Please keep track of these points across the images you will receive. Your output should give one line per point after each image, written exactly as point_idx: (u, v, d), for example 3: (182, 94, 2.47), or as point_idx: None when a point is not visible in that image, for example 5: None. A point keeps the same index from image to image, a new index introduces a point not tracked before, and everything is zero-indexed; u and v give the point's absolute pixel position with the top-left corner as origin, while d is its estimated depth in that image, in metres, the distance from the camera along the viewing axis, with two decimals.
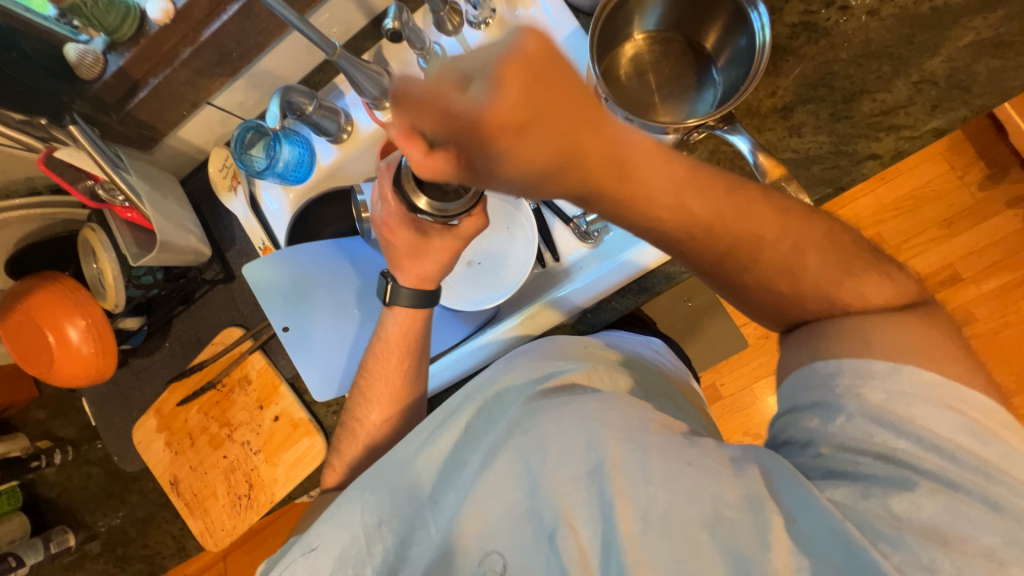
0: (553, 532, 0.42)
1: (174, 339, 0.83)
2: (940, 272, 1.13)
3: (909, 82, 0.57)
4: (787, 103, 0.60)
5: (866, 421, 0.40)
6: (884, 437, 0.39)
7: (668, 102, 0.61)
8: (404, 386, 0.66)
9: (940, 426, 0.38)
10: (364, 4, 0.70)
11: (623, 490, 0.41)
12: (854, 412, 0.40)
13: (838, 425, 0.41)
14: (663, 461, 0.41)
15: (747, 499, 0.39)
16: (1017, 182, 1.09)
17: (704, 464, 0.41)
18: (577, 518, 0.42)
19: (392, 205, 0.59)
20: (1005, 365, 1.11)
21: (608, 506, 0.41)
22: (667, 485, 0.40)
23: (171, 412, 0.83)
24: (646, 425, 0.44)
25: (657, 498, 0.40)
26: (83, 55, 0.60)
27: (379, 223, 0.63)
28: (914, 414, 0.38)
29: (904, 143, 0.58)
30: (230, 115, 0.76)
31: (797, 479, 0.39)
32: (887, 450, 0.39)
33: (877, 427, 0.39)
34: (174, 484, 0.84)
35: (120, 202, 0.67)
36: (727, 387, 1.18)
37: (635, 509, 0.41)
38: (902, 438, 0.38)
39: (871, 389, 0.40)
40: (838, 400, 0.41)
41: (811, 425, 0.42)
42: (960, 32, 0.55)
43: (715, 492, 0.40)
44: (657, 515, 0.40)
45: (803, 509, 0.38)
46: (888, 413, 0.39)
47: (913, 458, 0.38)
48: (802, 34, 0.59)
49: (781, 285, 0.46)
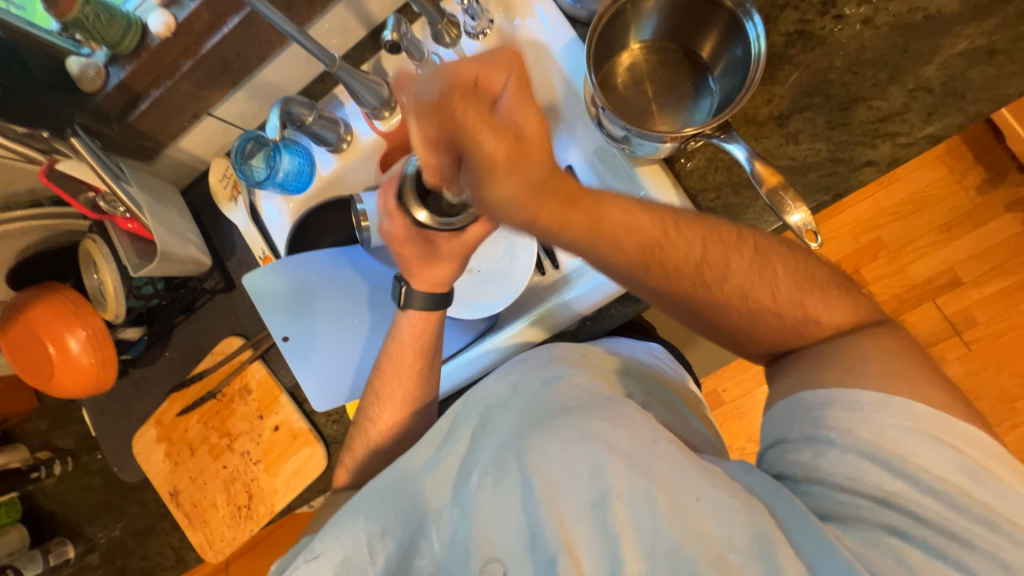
0: (553, 559, 0.41)
1: (174, 349, 0.83)
2: (940, 276, 1.12)
3: (904, 89, 0.57)
4: (784, 111, 0.60)
5: (857, 457, 0.42)
6: (878, 476, 0.41)
7: (665, 111, 0.61)
8: (418, 386, 0.65)
9: (932, 463, 0.40)
10: (363, 15, 0.71)
11: (626, 519, 0.41)
12: (845, 447, 0.42)
13: (829, 460, 0.43)
14: (670, 495, 0.41)
15: (755, 542, 0.38)
16: (1015, 186, 1.09)
17: (714, 501, 0.40)
18: (579, 547, 0.41)
19: (397, 219, 0.58)
20: (1007, 369, 1.11)
21: (611, 538, 0.41)
22: (674, 521, 0.40)
23: (171, 422, 0.83)
24: (657, 451, 0.43)
25: (663, 533, 0.40)
26: (85, 68, 0.61)
27: (387, 237, 0.62)
28: (908, 452, 0.40)
29: (901, 150, 0.58)
30: (231, 126, 0.77)
31: (811, 520, 0.40)
32: (884, 493, 0.40)
33: (871, 465, 0.41)
34: (173, 495, 0.84)
35: (121, 213, 0.67)
36: (729, 393, 1.18)
37: (638, 543, 0.40)
38: (899, 480, 0.40)
39: (863, 423, 0.42)
40: (830, 436, 0.43)
41: (804, 457, 0.44)
42: (954, 40, 0.56)
43: (724, 535, 0.39)
44: (661, 552, 0.40)
45: (821, 553, 0.38)
46: (881, 452, 0.41)
47: (907, 500, 0.39)
48: (798, 43, 0.60)
49: (755, 310, 0.47)
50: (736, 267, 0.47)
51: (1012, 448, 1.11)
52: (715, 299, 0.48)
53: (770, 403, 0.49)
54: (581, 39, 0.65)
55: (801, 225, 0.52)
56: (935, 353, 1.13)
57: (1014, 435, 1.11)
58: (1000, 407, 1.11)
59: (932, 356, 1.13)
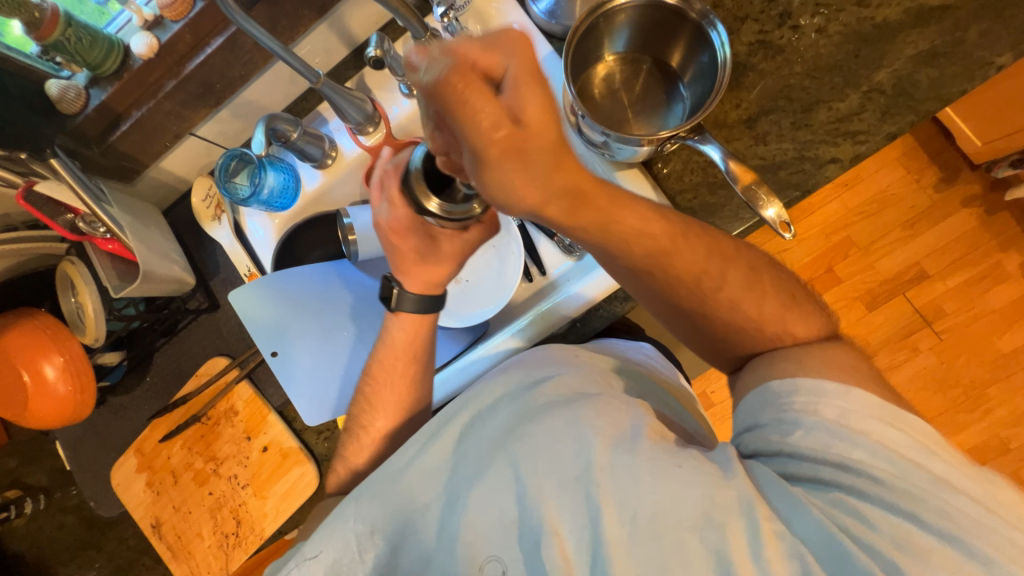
0: (539, 539, 0.42)
1: (155, 373, 0.81)
2: (907, 270, 1.18)
3: (859, 92, 0.62)
4: (752, 115, 0.64)
5: (823, 433, 0.42)
6: (841, 448, 0.41)
7: (640, 117, 0.65)
8: (404, 395, 0.65)
9: (890, 442, 0.41)
10: (345, 35, 0.73)
11: (610, 494, 0.42)
12: (812, 427, 0.43)
13: (799, 439, 0.43)
14: (652, 465, 0.42)
15: (738, 502, 0.40)
16: (969, 184, 1.17)
17: (695, 467, 0.42)
18: (563, 524, 0.42)
19: (403, 210, 0.57)
20: (976, 356, 1.16)
21: (595, 511, 0.42)
22: (655, 487, 0.41)
23: (152, 450, 0.80)
24: (639, 432, 0.45)
25: (645, 502, 0.41)
26: (66, 90, 0.60)
27: (384, 227, 0.59)
28: (866, 428, 0.42)
29: (860, 147, 0.62)
30: (214, 145, 0.77)
31: (783, 485, 0.41)
32: (845, 460, 0.41)
33: (835, 439, 0.42)
34: (155, 527, 0.80)
35: (101, 234, 0.66)
36: (718, 394, 1.20)
37: (621, 512, 0.41)
38: (858, 449, 0.41)
39: (825, 406, 0.43)
40: (796, 417, 0.44)
41: (773, 436, 0.45)
42: (900, 46, 0.61)
43: (706, 495, 0.40)
44: (644, 519, 0.41)
45: (795, 513, 0.40)
46: (844, 429, 0.42)
47: (865, 465, 0.40)
48: (759, 52, 0.64)
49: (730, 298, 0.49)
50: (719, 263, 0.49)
51: (988, 434, 1.15)
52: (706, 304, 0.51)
53: (737, 401, 0.50)
54: (557, 54, 0.68)
55: (776, 218, 0.55)
56: (909, 344, 1.18)
57: (990, 419, 1.15)
58: (973, 393, 1.16)
59: (906, 348, 1.18)
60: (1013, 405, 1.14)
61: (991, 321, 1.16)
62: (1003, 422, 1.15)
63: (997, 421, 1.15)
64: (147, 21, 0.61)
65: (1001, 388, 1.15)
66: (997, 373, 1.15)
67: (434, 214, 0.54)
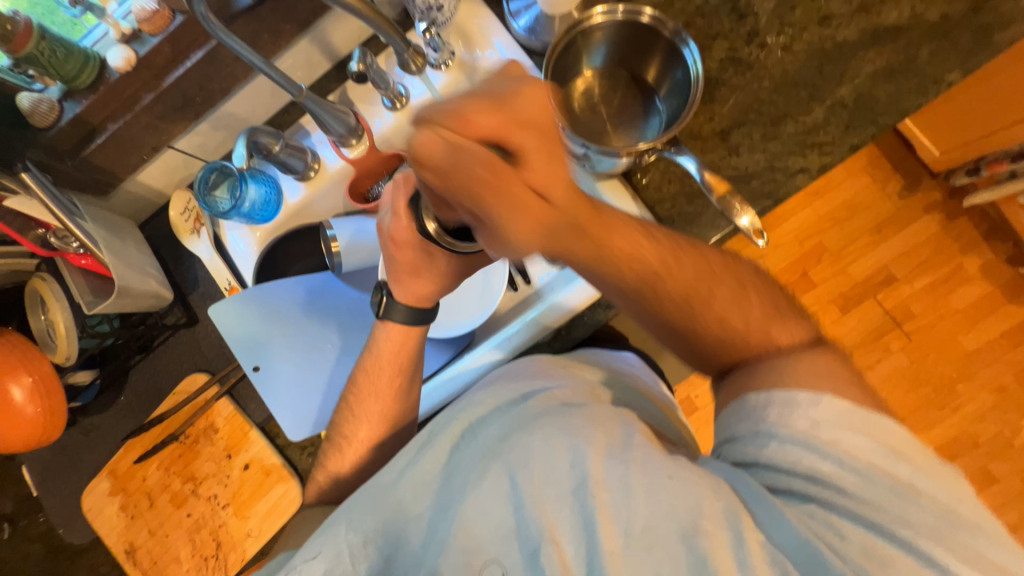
0: (536, 548, 0.42)
1: (130, 391, 0.78)
2: (876, 274, 1.23)
3: (824, 106, 0.65)
4: (724, 127, 0.67)
5: (797, 446, 0.44)
6: (814, 461, 0.43)
7: (619, 130, 0.67)
8: (387, 408, 0.64)
9: (859, 450, 0.42)
10: (328, 49, 0.74)
11: (605, 504, 0.43)
12: (785, 439, 0.45)
13: (772, 452, 0.45)
14: (644, 475, 0.43)
15: (724, 513, 0.41)
16: (930, 191, 1.23)
17: (682, 477, 0.43)
18: (562, 535, 0.43)
19: (404, 222, 0.57)
20: (944, 355, 1.21)
21: (591, 522, 0.42)
22: (648, 499, 0.42)
23: (126, 472, 0.77)
24: (631, 441, 0.46)
25: (639, 512, 0.42)
26: (38, 103, 0.59)
27: (382, 233, 0.60)
28: (836, 439, 0.43)
29: (826, 158, 0.65)
30: (192, 157, 0.76)
31: (765, 496, 0.42)
32: (816, 474, 0.43)
33: (808, 453, 0.43)
34: (129, 553, 0.77)
35: (74, 248, 0.65)
36: (702, 398, 1.22)
37: (616, 523, 0.42)
38: (828, 462, 0.43)
39: (800, 418, 0.45)
40: (771, 429, 0.46)
41: (749, 449, 0.47)
42: (859, 63, 0.65)
43: (695, 505, 0.41)
44: (640, 529, 0.41)
45: (774, 522, 0.41)
46: (816, 440, 0.43)
47: (836, 479, 0.42)
48: (729, 68, 0.67)
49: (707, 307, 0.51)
50: (700, 271, 0.51)
51: (957, 429, 1.20)
52: (696, 324, 0.51)
53: (718, 407, 0.53)
54: (538, 68, 0.70)
55: (750, 226, 0.57)
56: (881, 345, 1.22)
57: (958, 417, 1.20)
58: (942, 391, 1.20)
59: (878, 349, 1.22)
60: (979, 402, 1.20)
61: (955, 321, 1.21)
62: (971, 418, 1.20)
63: (965, 417, 1.20)
64: (125, 34, 0.60)
65: (969, 385, 1.20)
66: (964, 371, 1.20)
67: (431, 235, 0.55)
